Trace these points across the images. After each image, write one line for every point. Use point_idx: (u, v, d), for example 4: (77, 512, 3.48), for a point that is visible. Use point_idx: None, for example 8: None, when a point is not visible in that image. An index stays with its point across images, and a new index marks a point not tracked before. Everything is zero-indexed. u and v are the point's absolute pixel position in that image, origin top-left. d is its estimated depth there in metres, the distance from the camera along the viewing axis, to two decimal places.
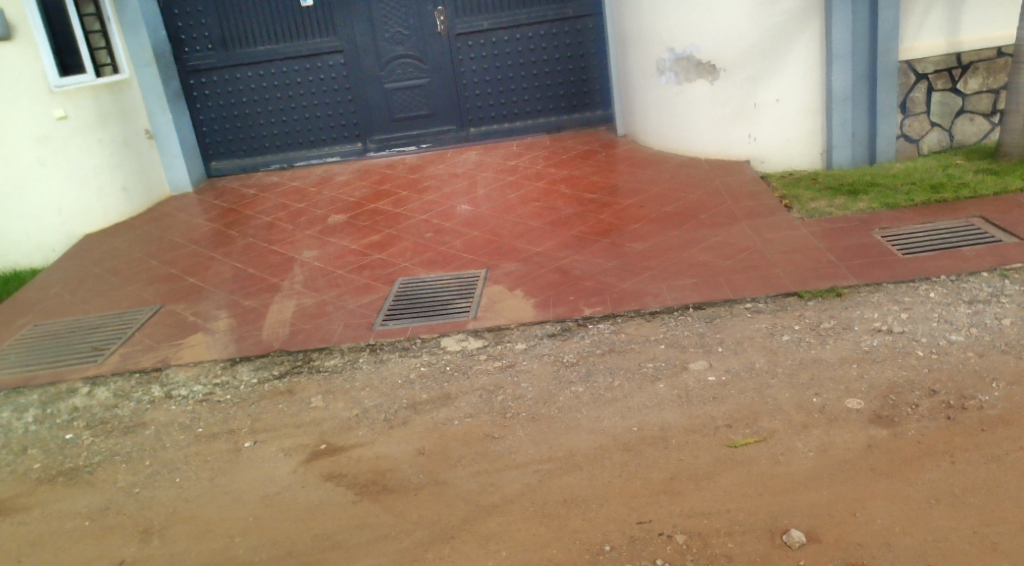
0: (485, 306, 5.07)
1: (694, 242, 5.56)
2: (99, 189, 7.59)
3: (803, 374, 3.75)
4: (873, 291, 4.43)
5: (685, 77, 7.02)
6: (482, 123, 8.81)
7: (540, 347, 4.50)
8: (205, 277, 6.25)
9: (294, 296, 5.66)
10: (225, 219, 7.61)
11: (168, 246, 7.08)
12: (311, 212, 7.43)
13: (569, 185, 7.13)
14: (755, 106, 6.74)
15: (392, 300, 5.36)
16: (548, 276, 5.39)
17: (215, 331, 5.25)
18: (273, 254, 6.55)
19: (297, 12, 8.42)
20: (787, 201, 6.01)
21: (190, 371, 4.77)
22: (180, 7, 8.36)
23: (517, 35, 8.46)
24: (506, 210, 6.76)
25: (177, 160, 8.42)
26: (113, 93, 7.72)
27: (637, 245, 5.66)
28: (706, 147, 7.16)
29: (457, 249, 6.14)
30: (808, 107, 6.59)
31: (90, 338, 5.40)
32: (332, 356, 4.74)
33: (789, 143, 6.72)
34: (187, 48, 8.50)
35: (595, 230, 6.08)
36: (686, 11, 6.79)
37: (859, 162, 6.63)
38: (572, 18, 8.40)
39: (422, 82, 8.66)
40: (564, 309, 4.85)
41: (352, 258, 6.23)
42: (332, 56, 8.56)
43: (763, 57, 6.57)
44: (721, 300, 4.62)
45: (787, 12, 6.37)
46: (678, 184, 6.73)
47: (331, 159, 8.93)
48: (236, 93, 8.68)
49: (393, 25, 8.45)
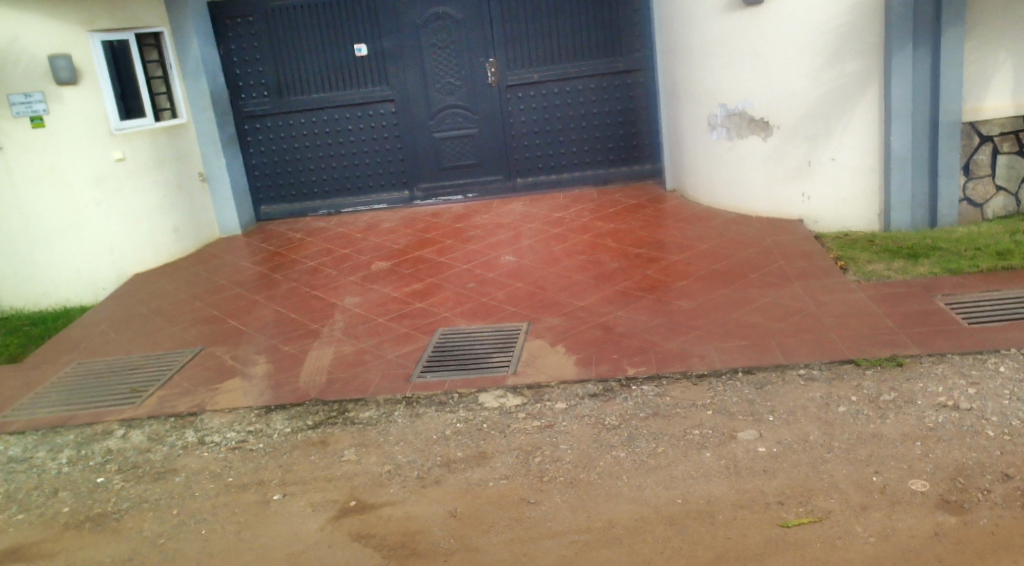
0: (525, 361, 4.93)
1: (744, 301, 5.38)
2: (150, 230, 7.70)
3: (861, 450, 3.53)
4: (936, 362, 4.19)
5: (737, 133, 6.93)
6: (529, 174, 8.79)
7: (581, 407, 4.34)
8: (246, 320, 6.25)
9: (333, 343, 5.60)
10: (271, 262, 7.65)
11: (214, 288, 7.12)
12: (356, 258, 7.42)
13: (616, 239, 7.01)
14: (810, 164, 6.57)
15: (431, 351, 5.26)
16: (591, 332, 5.24)
17: (252, 376, 5.20)
18: (315, 299, 6.54)
19: (351, 61, 8.56)
20: (843, 263, 5.80)
21: (224, 417, 4.70)
22: (239, 54, 8.58)
23: (568, 87, 8.45)
24: (550, 262, 6.66)
25: (228, 203, 8.52)
26: (169, 136, 7.91)
27: (684, 303, 5.50)
28: (758, 205, 7.00)
29: (499, 300, 6.04)
30: (865, 167, 6.40)
31: (129, 379, 5.38)
32: (368, 408, 4.63)
33: (845, 203, 6.53)
34: (244, 94, 8.69)
35: (640, 286, 5.94)
36: (740, 67, 6.72)
37: (919, 224, 6.40)
38: (623, 72, 8.36)
39: (471, 132, 8.69)
40: (607, 368, 4.69)
41: (393, 306, 6.18)
42: (384, 105, 8.65)
43: (819, 115, 6.42)
44: (772, 365, 4.41)
45: (845, 70, 6.22)
46: (728, 242, 6.56)
47: (378, 206, 8.96)
48: (289, 139, 8.81)
49: (445, 75, 8.52)
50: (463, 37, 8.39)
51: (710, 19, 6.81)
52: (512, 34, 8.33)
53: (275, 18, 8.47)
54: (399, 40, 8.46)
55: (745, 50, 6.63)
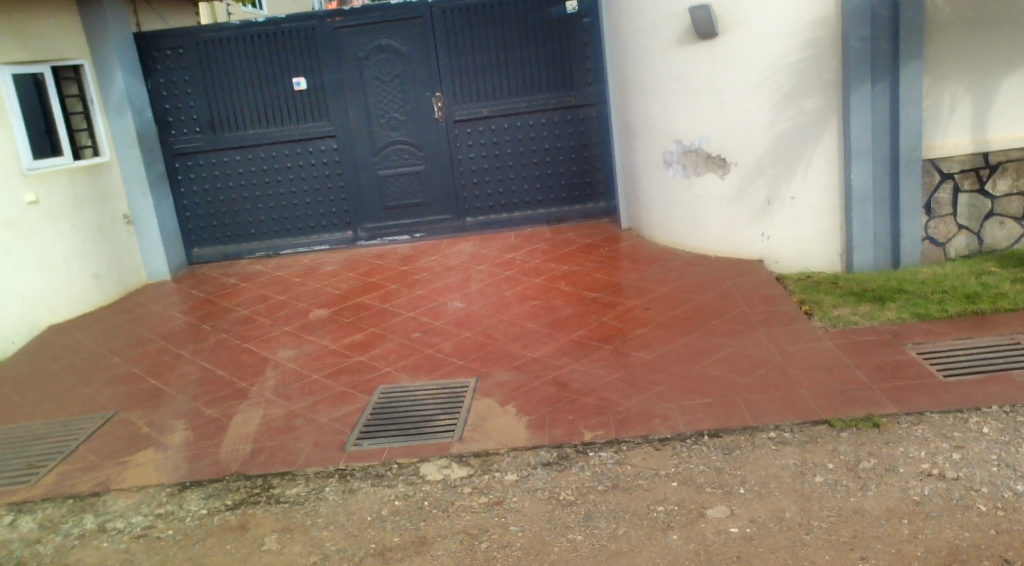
0: (472, 425, 4.49)
1: (705, 352, 5.04)
2: (67, 278, 7.13)
3: (844, 530, 3.17)
4: (916, 423, 3.86)
5: (693, 170, 6.66)
6: (479, 213, 8.40)
7: (533, 479, 3.91)
8: (169, 378, 5.72)
9: (262, 405, 5.10)
10: (201, 311, 7.11)
11: (136, 340, 6.56)
12: (293, 305, 6.93)
13: (569, 282, 6.66)
14: (769, 203, 6.31)
15: (369, 414, 4.79)
16: (544, 389, 4.84)
17: (168, 446, 4.68)
18: (246, 352, 6.03)
19: (289, 96, 8.12)
20: (807, 308, 5.53)
21: (131, 498, 4.17)
22: (168, 88, 8.09)
23: (517, 123, 8.12)
24: (500, 308, 6.26)
25: (156, 246, 7.99)
26: (90, 176, 7.41)
27: (643, 354, 5.15)
28: (716, 245, 6.72)
29: (446, 352, 5.61)
30: (826, 206, 6.16)
31: (28, 451, 4.82)
32: (296, 483, 4.14)
33: (806, 243, 6.27)
34: (174, 130, 8.19)
35: (596, 334, 5.57)
36: (696, 102, 6.46)
37: (882, 264, 6.15)
38: (575, 107, 8.04)
39: (417, 169, 8.29)
40: (562, 431, 4.28)
41: (330, 360, 5.70)
42: (324, 141, 8.22)
43: (777, 153, 6.17)
44: (740, 427, 4.05)
45: (804, 106, 5.99)
46: (686, 285, 6.25)
47: (319, 247, 8.47)
48: (223, 177, 8.31)
49: (388, 110, 8.13)
50: (408, 71, 8.03)
51: (664, 53, 6.56)
52: (458, 68, 7.99)
53: (207, 50, 8.01)
54: (339, 74, 8.06)
55: (700, 85, 6.38)
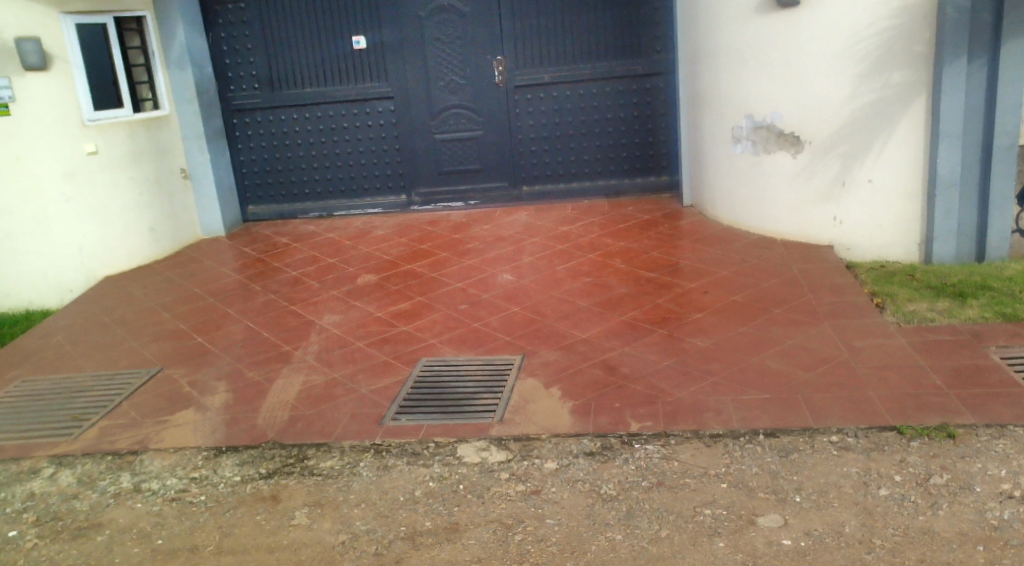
0: (514, 407, 4.32)
1: (765, 343, 4.76)
2: (124, 230, 7.15)
3: (909, 552, 2.90)
4: (996, 437, 3.55)
5: (763, 147, 6.29)
6: (536, 182, 8.16)
7: (574, 469, 3.73)
8: (215, 338, 5.68)
9: (303, 371, 5.01)
10: (252, 269, 7.08)
11: (187, 296, 6.56)
12: (342, 269, 6.83)
13: (625, 259, 6.40)
14: (844, 185, 5.93)
15: (410, 388, 4.66)
16: (592, 372, 4.63)
17: (208, 408, 4.62)
18: (292, 315, 5.96)
19: (348, 55, 7.97)
20: (879, 300, 5.18)
21: (167, 459, 4.12)
22: (229, 42, 8.00)
23: (580, 90, 7.81)
24: (551, 284, 6.05)
25: (211, 202, 7.97)
26: (149, 129, 7.38)
27: (698, 340, 4.89)
28: (783, 227, 6.37)
29: (492, 327, 5.44)
30: (905, 191, 5.77)
31: (73, 403, 4.83)
32: (330, 456, 4.03)
33: (882, 229, 5.89)
34: (233, 86, 8.12)
35: (649, 317, 5.32)
36: (771, 75, 6.08)
37: (964, 257, 5.74)
38: (641, 76, 7.70)
39: (475, 134, 8.07)
40: (607, 420, 4.08)
41: (375, 329, 5.59)
42: (383, 102, 8.06)
43: (856, 132, 5.78)
44: (799, 428, 3.79)
45: (890, 83, 5.57)
46: (749, 269, 5.93)
47: (373, 210, 8.36)
48: (280, 135, 8.24)
49: (448, 72, 7.92)
50: (470, 33, 7.78)
51: (739, 21, 6.17)
52: (522, 30, 7.71)
53: (268, 4, 7.89)
54: (399, 33, 7.86)
55: (776, 56, 5.99)
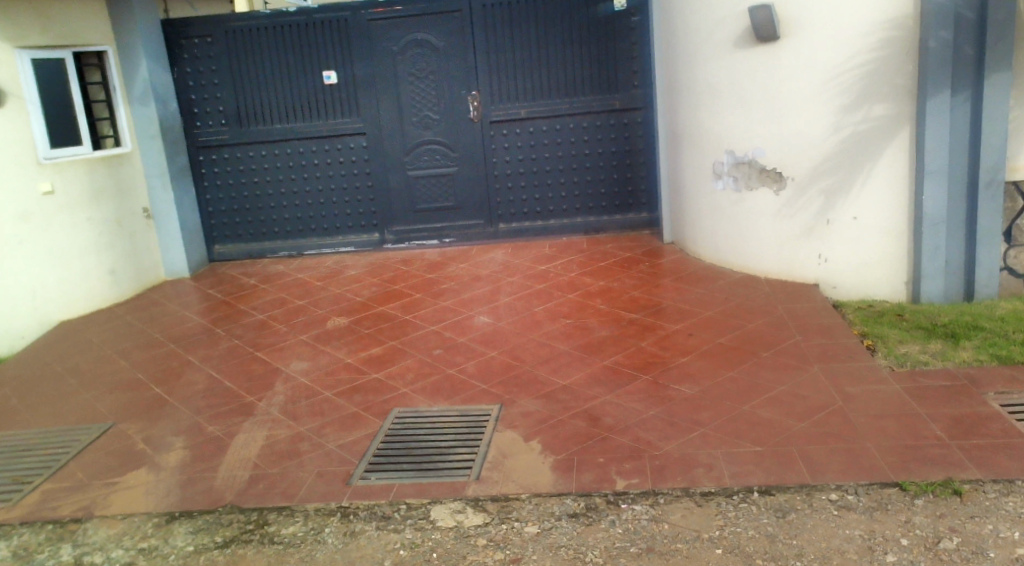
0: (492, 463, 4.05)
1: (755, 390, 4.53)
2: (81, 273, 6.82)
3: None
4: (1006, 494, 3.36)
5: (744, 184, 6.13)
6: (513, 219, 7.95)
7: (557, 534, 3.46)
8: (174, 388, 5.36)
9: (266, 425, 4.71)
10: (217, 313, 6.77)
11: (146, 342, 6.23)
12: (312, 311, 6.55)
13: (606, 299, 6.18)
14: (828, 223, 5.76)
15: (381, 442, 4.37)
16: (574, 423, 4.38)
17: (161, 467, 4.30)
18: (257, 362, 5.66)
19: (319, 90, 7.76)
20: (870, 342, 4.99)
21: (114, 527, 3.79)
22: (195, 78, 7.77)
23: (557, 126, 7.64)
24: (530, 326, 5.81)
25: (175, 242, 7.67)
26: (109, 167, 7.10)
27: (684, 387, 4.66)
28: (767, 265, 6.19)
29: (468, 373, 5.17)
30: (891, 228, 5.61)
31: (16, 464, 4.48)
32: (293, 521, 3.73)
33: (869, 268, 5.72)
34: (199, 122, 7.87)
35: (633, 361, 5.09)
36: (751, 110, 5.94)
37: (953, 295, 5.57)
38: (619, 111, 7.55)
39: (450, 170, 7.86)
40: (592, 476, 3.82)
41: (345, 376, 5.30)
42: (354, 138, 7.84)
43: (840, 168, 5.62)
44: (796, 485, 3.57)
45: (873, 118, 5.44)
46: (734, 309, 5.73)
47: (344, 249, 8.09)
48: (248, 172, 7.98)
49: (422, 107, 7.72)
50: (443, 68, 7.61)
51: (718, 55, 6.04)
52: (497, 65, 7.55)
53: (236, 39, 7.67)
54: (371, 68, 7.66)
55: (756, 91, 5.86)
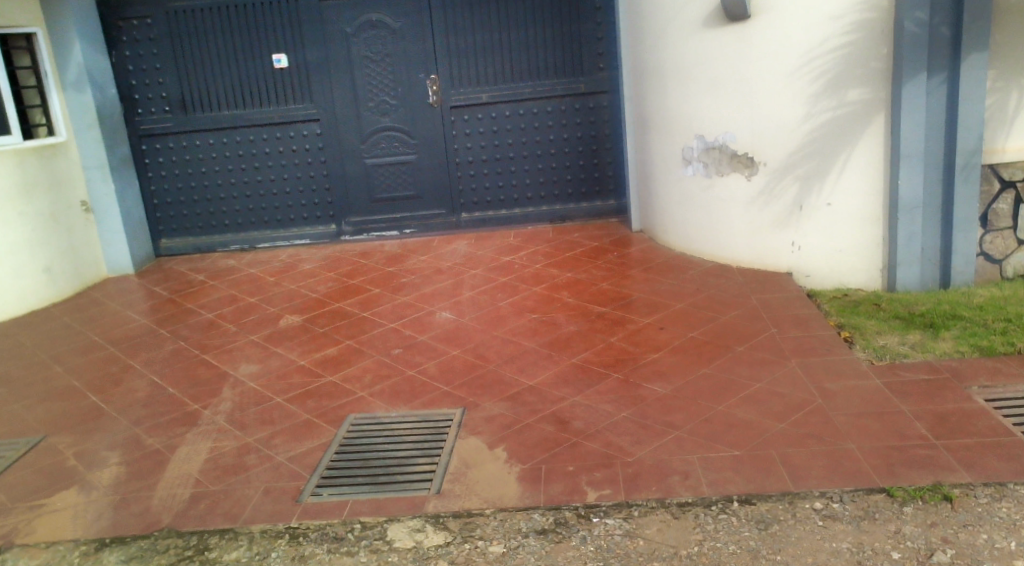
0: (454, 474, 3.77)
1: (731, 387, 4.31)
2: (14, 272, 6.39)
3: None
4: (998, 499, 3.17)
5: (715, 169, 5.90)
6: (475, 208, 7.64)
7: (524, 554, 3.21)
8: (112, 395, 5.00)
9: (211, 436, 4.37)
10: (162, 312, 6.39)
11: (84, 345, 5.84)
12: (263, 309, 6.19)
13: (573, 292, 5.92)
14: (801, 209, 5.55)
15: (335, 453, 4.07)
16: (542, 428, 4.11)
17: (94, 486, 3.96)
18: (204, 366, 5.31)
19: (268, 74, 7.36)
20: (847, 334, 4.79)
21: (36, 558, 3.46)
22: (135, 62, 7.32)
23: (520, 110, 7.34)
24: (494, 322, 5.53)
25: (118, 237, 7.25)
26: (42, 158, 6.66)
27: (657, 386, 4.42)
28: (739, 254, 5.98)
29: (429, 374, 4.88)
30: (866, 214, 5.41)
31: None
32: (236, 545, 3.42)
33: (843, 255, 5.53)
34: (141, 109, 7.43)
35: (603, 359, 4.83)
36: (722, 93, 5.69)
37: (929, 283, 5.39)
38: (584, 95, 7.27)
39: (409, 158, 7.53)
40: (561, 487, 3.56)
41: (297, 380, 4.97)
42: (307, 125, 7.46)
43: (814, 153, 5.41)
44: (778, 493, 3.35)
45: (847, 101, 5.22)
46: (706, 301, 5.50)
47: (299, 242, 7.73)
48: (195, 162, 7.57)
49: (378, 92, 7.36)
50: (400, 51, 7.25)
51: (686, 36, 5.79)
52: (457, 48, 7.21)
53: (179, 20, 7.23)
54: (323, 52, 7.28)
55: (727, 74, 5.61)
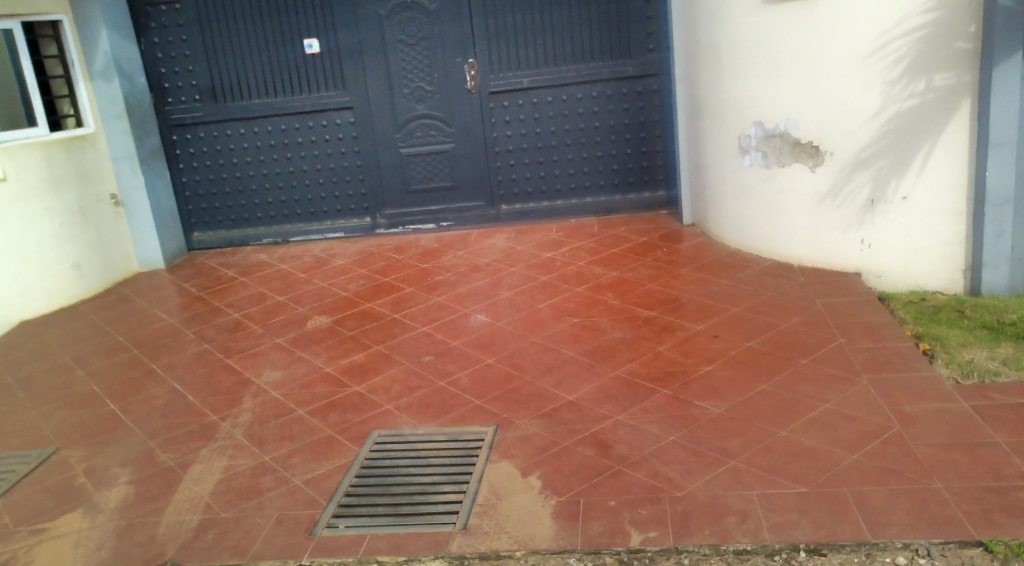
0: (482, 506, 3.41)
1: (794, 409, 3.84)
2: (41, 269, 6.21)
3: None
4: None
5: (775, 159, 5.38)
6: (516, 200, 7.24)
7: None
8: (130, 403, 4.75)
9: (227, 453, 4.08)
10: (190, 311, 6.14)
11: (108, 347, 5.61)
12: (292, 309, 5.90)
13: (618, 293, 5.48)
14: (873, 203, 5.02)
15: (355, 476, 3.74)
16: (581, 452, 3.71)
17: (100, 509, 3.69)
18: (226, 372, 5.03)
19: (300, 61, 7.04)
20: (926, 346, 4.28)
21: None
22: (164, 49, 7.06)
23: (564, 96, 6.90)
24: (532, 326, 5.13)
25: (149, 231, 7.03)
26: (70, 151, 6.45)
27: (710, 405, 3.98)
28: (800, 252, 5.46)
29: (461, 386, 4.51)
30: (946, 209, 4.87)
31: None
32: None
33: (919, 254, 4.99)
34: (171, 98, 7.18)
35: (650, 371, 4.40)
36: (784, 76, 5.17)
37: (1019, 285, 4.83)
38: (632, 78, 6.79)
39: (446, 147, 7.15)
40: (601, 526, 3.17)
41: (321, 389, 4.66)
42: (341, 112, 7.13)
43: (888, 142, 4.87)
44: (853, 543, 2.91)
45: (928, 84, 4.67)
46: (764, 305, 5.02)
47: (334, 235, 7.43)
48: (226, 153, 7.31)
49: (414, 78, 6.99)
50: (436, 34, 6.86)
51: (744, 14, 5.27)
52: (496, 30, 6.79)
53: (207, 5, 6.94)
54: (357, 36, 6.93)
55: (791, 55, 5.08)
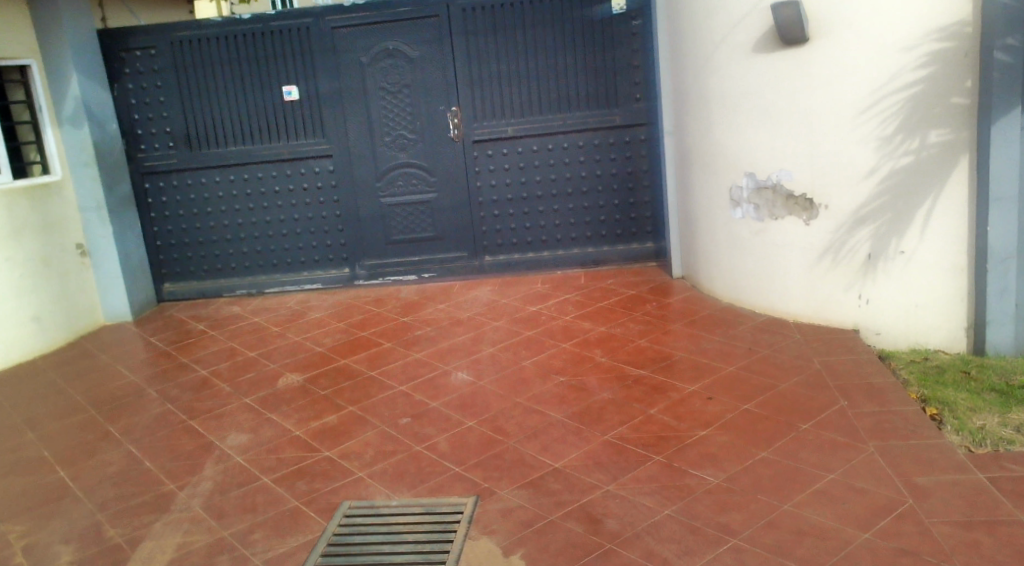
0: None
1: (798, 479, 3.57)
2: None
3: None
4: None
5: (767, 212, 5.19)
6: (500, 251, 7.01)
7: None
8: (82, 470, 4.41)
9: (183, 527, 3.74)
10: (155, 367, 5.82)
11: (64, 406, 5.28)
12: (263, 365, 5.60)
13: (606, 350, 5.22)
14: (870, 258, 4.82)
15: (321, 555, 3.41)
16: (568, 528, 3.41)
17: None
18: (189, 434, 4.70)
19: (278, 108, 6.84)
20: (934, 410, 4.03)
21: None
22: (138, 95, 6.86)
23: (549, 145, 6.72)
24: (516, 386, 4.85)
25: (116, 282, 6.73)
26: (35, 199, 6.18)
27: (707, 474, 3.69)
28: (795, 307, 5.24)
29: (440, 451, 4.21)
30: (947, 265, 4.67)
31: None
32: None
33: (920, 311, 4.77)
34: (144, 145, 6.96)
35: (641, 436, 4.12)
36: (776, 127, 5.00)
37: None
38: (620, 127, 6.63)
39: (428, 196, 6.94)
40: None
41: (289, 454, 4.34)
42: (319, 161, 6.92)
43: (885, 196, 4.68)
44: None
45: (926, 136, 4.50)
46: (760, 363, 4.77)
47: (310, 287, 7.15)
48: (200, 201, 7.06)
49: (395, 126, 6.80)
50: (419, 82, 6.69)
51: (734, 64, 5.13)
52: (480, 78, 6.64)
53: (184, 51, 6.77)
54: (337, 83, 6.75)
55: (783, 106, 4.92)
